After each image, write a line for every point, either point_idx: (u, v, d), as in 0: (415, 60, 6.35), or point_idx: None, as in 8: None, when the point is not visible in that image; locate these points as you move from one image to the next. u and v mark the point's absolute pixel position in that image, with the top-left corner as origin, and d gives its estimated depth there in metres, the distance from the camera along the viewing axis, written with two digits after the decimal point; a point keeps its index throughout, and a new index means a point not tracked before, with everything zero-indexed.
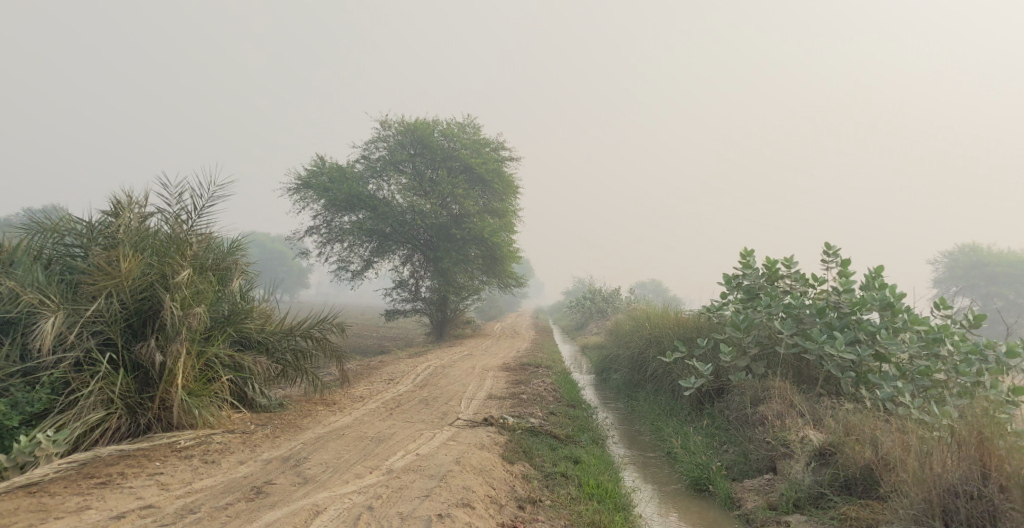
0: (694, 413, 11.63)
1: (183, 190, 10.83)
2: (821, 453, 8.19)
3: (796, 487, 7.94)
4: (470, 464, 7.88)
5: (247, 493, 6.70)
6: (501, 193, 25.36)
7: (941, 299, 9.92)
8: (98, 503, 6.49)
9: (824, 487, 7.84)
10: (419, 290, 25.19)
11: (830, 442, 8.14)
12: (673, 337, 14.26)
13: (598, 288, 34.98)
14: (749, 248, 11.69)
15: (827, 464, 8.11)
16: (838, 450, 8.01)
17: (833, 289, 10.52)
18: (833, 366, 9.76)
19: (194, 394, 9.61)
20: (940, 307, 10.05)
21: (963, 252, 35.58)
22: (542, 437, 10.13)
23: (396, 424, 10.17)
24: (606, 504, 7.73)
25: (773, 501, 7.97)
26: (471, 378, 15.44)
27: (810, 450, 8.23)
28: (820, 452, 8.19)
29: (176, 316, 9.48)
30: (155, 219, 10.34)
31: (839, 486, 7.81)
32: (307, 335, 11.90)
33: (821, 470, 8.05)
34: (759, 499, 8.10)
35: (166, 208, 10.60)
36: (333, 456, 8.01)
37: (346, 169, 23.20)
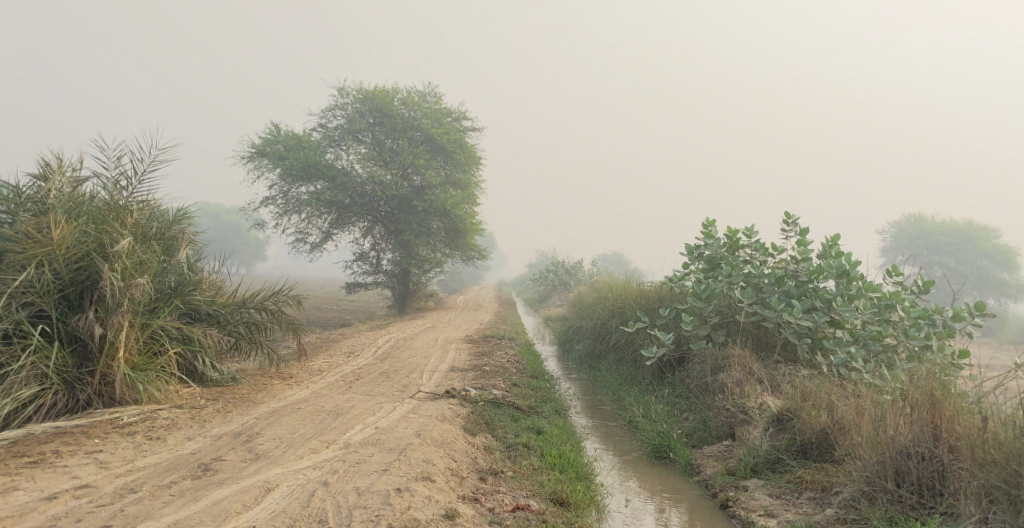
0: (657, 382, 11.57)
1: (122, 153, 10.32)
2: (778, 419, 8.07)
3: (755, 451, 7.84)
4: (431, 436, 7.66)
5: (193, 471, 6.40)
6: (463, 164, 24.97)
7: (893, 266, 9.82)
8: (27, 484, 6.12)
9: (779, 451, 7.71)
10: (380, 263, 24.78)
11: (786, 407, 8.03)
12: (635, 307, 14.20)
13: (561, 260, 34.89)
14: (711, 218, 11.60)
15: (784, 429, 7.98)
16: (795, 416, 7.88)
17: (792, 258, 10.46)
18: (790, 334, 9.69)
19: (137, 369, 9.29)
20: (892, 274, 9.93)
21: (909, 222, 36.34)
22: (504, 409, 9.96)
23: (355, 397, 9.91)
24: (567, 474, 7.51)
25: (731, 466, 7.84)
26: (433, 350, 15.21)
27: (768, 416, 8.12)
28: (778, 418, 8.06)
29: (117, 287, 9.05)
30: (91, 184, 9.94)
31: (795, 451, 7.66)
32: (261, 307, 11.52)
33: (779, 435, 7.94)
34: (717, 465, 7.98)
35: (102, 172, 10.10)
36: (287, 430, 7.73)
37: (303, 138, 22.59)
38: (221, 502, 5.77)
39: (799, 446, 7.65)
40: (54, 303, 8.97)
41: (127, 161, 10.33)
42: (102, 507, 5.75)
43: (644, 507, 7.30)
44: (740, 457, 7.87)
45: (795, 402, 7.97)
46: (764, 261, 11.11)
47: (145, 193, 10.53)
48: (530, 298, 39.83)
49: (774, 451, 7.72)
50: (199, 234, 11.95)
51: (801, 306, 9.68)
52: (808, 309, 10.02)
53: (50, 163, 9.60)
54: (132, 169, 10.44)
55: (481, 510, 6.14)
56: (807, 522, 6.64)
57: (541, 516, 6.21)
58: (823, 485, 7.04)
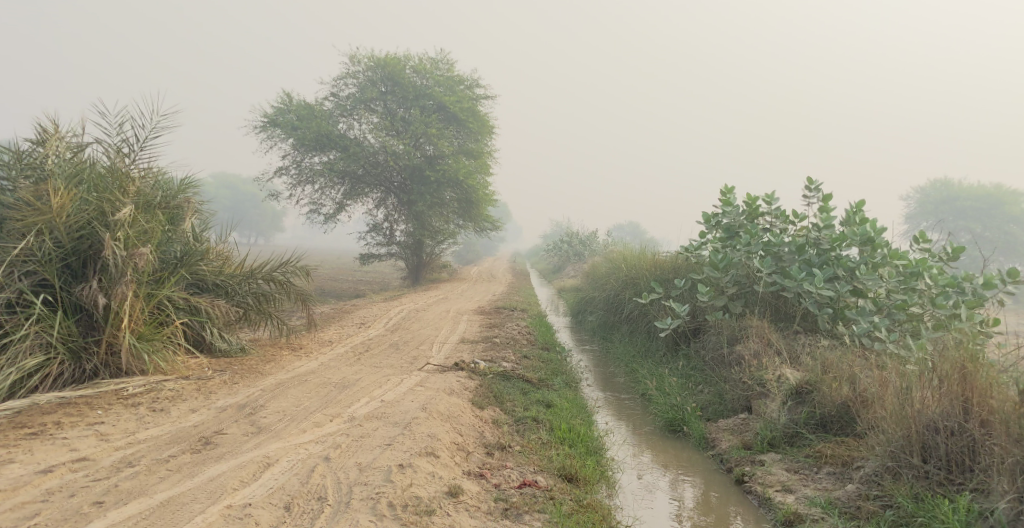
0: (672, 354, 11.33)
1: (124, 119, 10.07)
2: (798, 392, 7.80)
3: (773, 424, 7.57)
4: (437, 410, 7.48)
5: (192, 445, 6.24)
6: (477, 133, 24.57)
7: (920, 232, 9.49)
8: (23, 457, 5.98)
9: (798, 425, 7.45)
10: (393, 234, 24.53)
11: (806, 380, 7.78)
12: (651, 278, 13.91)
13: (576, 231, 34.52)
14: (730, 185, 11.27)
15: (804, 403, 7.71)
16: (815, 389, 7.62)
17: (814, 225, 10.11)
18: (811, 303, 9.39)
19: (144, 338, 9.14)
20: (919, 240, 9.60)
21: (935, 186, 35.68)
22: (514, 381, 9.78)
23: (363, 369, 9.75)
24: (577, 449, 7.30)
25: (748, 440, 7.58)
26: (445, 321, 15.05)
27: (787, 389, 7.86)
28: (797, 391, 7.80)
29: (120, 255, 8.88)
30: (93, 150, 9.72)
31: (813, 424, 7.41)
32: (269, 278, 11.34)
33: (798, 409, 7.67)
34: (733, 439, 7.74)
35: (103, 139, 9.87)
36: (292, 403, 7.56)
37: (314, 107, 22.29)
38: (218, 478, 5.61)
39: (818, 420, 7.42)
40: (57, 271, 8.82)
41: (130, 127, 10.11)
42: (96, 482, 5.60)
43: (656, 482, 7.08)
44: (756, 431, 7.62)
45: (815, 375, 7.71)
46: (784, 229, 10.75)
47: (148, 163, 10.25)
48: (545, 269, 39.56)
49: (793, 424, 7.48)
50: (205, 203, 11.73)
51: (822, 275, 9.39)
52: (830, 278, 9.70)
53: (48, 128, 9.38)
54: (136, 136, 10.23)
55: (486, 487, 5.95)
56: (826, 499, 6.38)
57: (549, 492, 6.01)
58: (843, 460, 6.79)
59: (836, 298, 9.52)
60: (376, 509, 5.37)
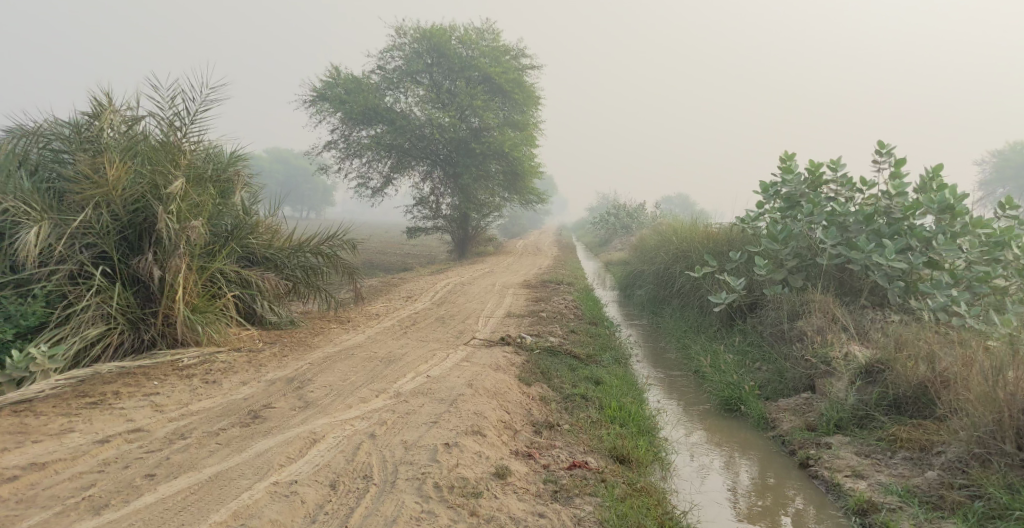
0: (726, 331, 10.98)
1: (175, 93, 10.03)
2: (867, 371, 7.41)
3: (841, 405, 7.20)
4: (483, 386, 7.32)
5: (243, 417, 6.12)
6: (522, 105, 24.19)
7: (1008, 198, 9.09)
8: (82, 426, 5.83)
9: (867, 406, 7.06)
10: (440, 207, 24.51)
11: (879, 358, 7.33)
12: (703, 252, 13.50)
13: (623, 203, 34.01)
14: (791, 151, 10.81)
15: (874, 383, 7.31)
16: (887, 368, 7.21)
17: (884, 193, 9.63)
18: (881, 276, 9.08)
19: (198, 311, 9.17)
20: (1005, 207, 9.24)
21: (1017, 151, 33.78)
22: (562, 357, 9.57)
23: (409, 343, 9.62)
24: (629, 428, 7.07)
25: (811, 421, 7.24)
26: (491, 295, 14.91)
27: (855, 368, 7.46)
28: (867, 370, 7.40)
29: (173, 229, 8.89)
30: (147, 124, 9.64)
31: (885, 406, 7.01)
32: (317, 252, 11.27)
33: (867, 389, 7.27)
34: (795, 420, 7.40)
35: (157, 113, 9.80)
36: (340, 377, 7.43)
37: (361, 80, 22.17)
38: (264, 454, 5.51)
39: (890, 401, 7.01)
40: (115, 244, 8.87)
41: (181, 101, 10.06)
42: (150, 453, 5.50)
43: (711, 463, 6.84)
44: (821, 412, 7.26)
45: (886, 353, 7.29)
46: (850, 198, 10.27)
47: (200, 136, 10.23)
48: (591, 242, 39.14)
49: (862, 405, 7.10)
50: (253, 176, 11.67)
51: (894, 247, 9.02)
52: (904, 249, 9.35)
53: (102, 101, 9.28)
54: (188, 110, 10.18)
55: (534, 468, 5.78)
56: (904, 487, 6.01)
57: (600, 474, 5.81)
58: (921, 445, 6.38)
59: (910, 270, 9.20)
60: (422, 491, 5.24)
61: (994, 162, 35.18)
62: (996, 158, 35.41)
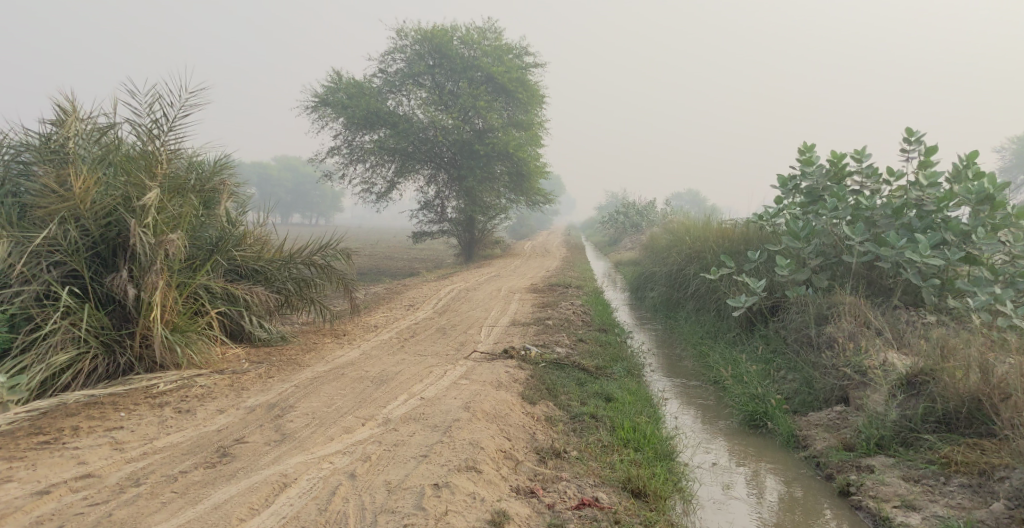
0: (747, 337, 10.32)
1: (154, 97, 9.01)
2: (910, 383, 6.64)
3: (881, 420, 6.47)
4: (481, 409, 6.62)
5: (206, 457, 5.48)
6: (527, 104, 23.47)
7: None
8: (23, 473, 5.26)
9: (910, 423, 6.33)
10: (445, 211, 23.87)
11: (923, 367, 6.56)
12: (719, 252, 12.76)
13: (632, 201, 33.24)
14: (810, 141, 10.20)
15: (918, 396, 6.55)
16: (934, 379, 6.43)
17: (915, 184, 9.04)
18: (914, 275, 8.41)
19: (178, 330, 8.24)
20: None
21: None
22: (570, 371, 8.88)
23: (406, 359, 8.91)
24: (644, 454, 6.38)
25: (849, 440, 6.52)
26: (496, 302, 14.23)
27: (895, 379, 6.73)
28: (909, 382, 6.64)
29: (148, 244, 8.00)
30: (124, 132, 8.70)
31: (932, 422, 6.28)
32: (310, 262, 10.33)
33: (912, 402, 6.52)
34: (830, 438, 6.65)
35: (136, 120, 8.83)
36: (324, 402, 6.64)
37: (363, 84, 21.56)
38: (224, 505, 4.89)
39: (937, 415, 6.28)
40: (87, 261, 8.09)
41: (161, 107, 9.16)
42: (93, 508, 4.91)
43: (738, 489, 6.13)
44: (859, 429, 6.52)
45: (933, 360, 6.52)
46: (877, 189, 9.69)
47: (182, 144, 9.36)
48: (600, 242, 38.34)
49: (904, 421, 6.37)
50: (242, 184, 10.82)
51: (928, 242, 8.29)
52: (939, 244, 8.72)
53: (67, 110, 8.56)
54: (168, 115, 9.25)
55: (538, 509, 5.14)
56: (966, 522, 5.29)
57: (613, 515, 5.17)
58: (980, 469, 5.67)
59: (946, 267, 8.52)
60: None
61: (1010, 148, 34.22)
62: (1010, 145, 34.38)
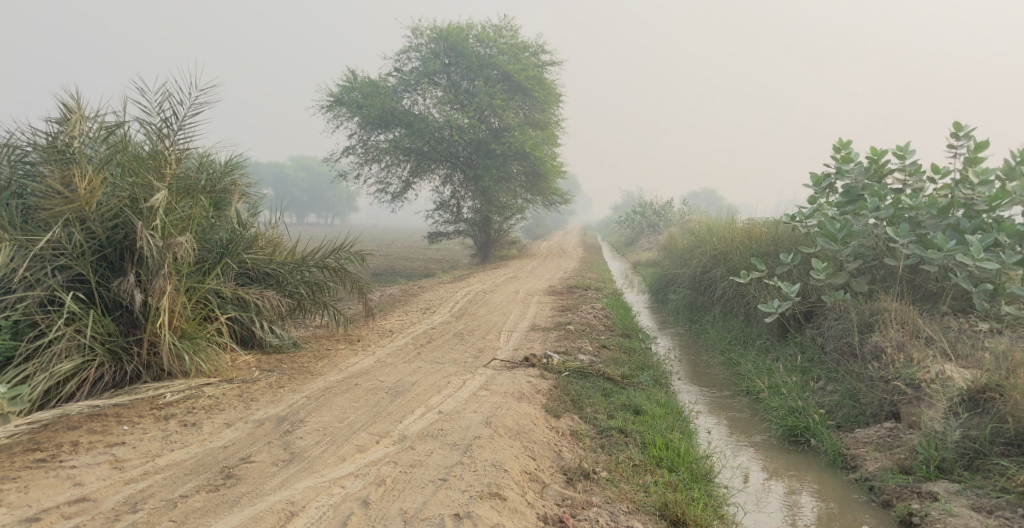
0: (781, 343, 10.24)
1: (165, 96, 8.39)
2: (972, 400, 6.65)
3: (940, 440, 6.51)
4: (503, 424, 6.19)
5: (209, 479, 5.10)
6: (543, 103, 23.04)
7: None
8: (14, 497, 4.88)
9: (975, 443, 6.36)
10: (461, 211, 23.46)
11: (983, 384, 6.61)
12: (747, 254, 12.27)
13: (649, 201, 32.68)
14: (847, 139, 10.32)
15: (982, 413, 6.56)
16: (1001, 396, 6.45)
17: (966, 183, 9.31)
18: (966, 279, 8.64)
19: (186, 337, 7.56)
20: None
21: None
22: (594, 380, 8.44)
23: (423, 366, 8.47)
24: (680, 475, 6.19)
25: (906, 463, 6.55)
26: (514, 305, 13.80)
27: (957, 395, 6.70)
28: (972, 398, 6.64)
29: (155, 247, 7.33)
30: (134, 131, 8.07)
31: (1001, 444, 6.29)
32: (323, 265, 9.60)
33: (975, 421, 6.54)
34: (884, 460, 6.70)
35: (145, 119, 8.19)
36: (336, 416, 6.14)
37: (379, 82, 21.17)
38: None
39: (1002, 435, 6.31)
40: (93, 265, 7.44)
41: (171, 106, 8.42)
42: None
43: (777, 504, 6.26)
44: (917, 450, 6.56)
45: (995, 375, 6.57)
46: (919, 187, 9.88)
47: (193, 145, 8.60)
48: (616, 242, 37.81)
49: (969, 441, 6.40)
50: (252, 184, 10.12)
51: (981, 245, 8.54)
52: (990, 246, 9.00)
53: (71, 106, 7.78)
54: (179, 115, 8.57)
55: None
56: None
57: None
58: None
59: (999, 272, 8.70)
60: None
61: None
62: None
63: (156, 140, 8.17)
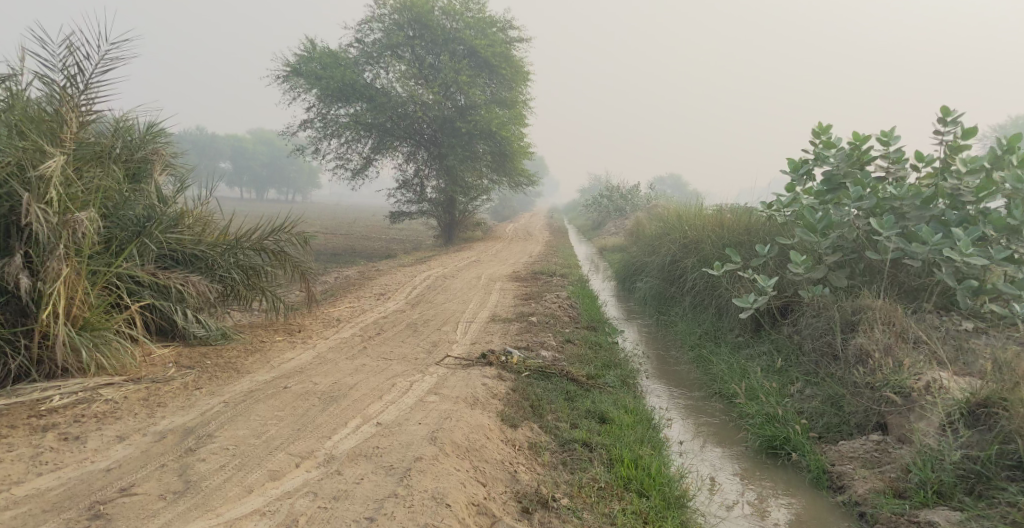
0: (754, 340, 9.62)
1: (70, 50, 7.25)
2: (972, 414, 6.01)
3: (937, 460, 5.86)
4: (450, 440, 5.38)
5: (72, 519, 4.34)
6: (511, 81, 22.08)
7: None
8: None
9: (976, 465, 5.72)
10: (424, 190, 22.44)
11: (984, 398, 5.98)
12: (721, 244, 11.56)
13: (616, 185, 31.93)
14: (829, 124, 9.72)
15: (981, 428, 5.93)
16: (1003, 411, 5.82)
17: (952, 171, 8.74)
18: (951, 275, 8.16)
19: (87, 329, 6.38)
20: None
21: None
22: (557, 381, 7.65)
23: (368, 363, 7.58)
24: (651, 501, 5.48)
25: (899, 485, 5.92)
26: (474, 291, 12.93)
27: (956, 407, 6.07)
28: (971, 412, 6.01)
29: (47, 226, 6.20)
30: (31, 87, 6.87)
31: (1007, 467, 5.64)
32: (260, 247, 8.17)
33: (976, 438, 5.88)
34: (873, 481, 6.08)
35: (46, 75, 7.03)
36: (252, 429, 5.27)
37: (338, 53, 19.97)
38: None
39: (1006, 456, 5.67)
40: None
41: (77, 61, 7.27)
42: None
43: None
44: (911, 470, 5.93)
45: (997, 386, 5.95)
46: (903, 175, 9.31)
47: (109, 107, 7.33)
48: (584, 225, 37.06)
49: (969, 461, 5.76)
50: (178, 154, 8.60)
51: (969, 240, 8.03)
52: (976, 239, 8.51)
53: None
54: (87, 72, 7.35)
55: None
56: None
57: None
58: None
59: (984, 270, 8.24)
60: None
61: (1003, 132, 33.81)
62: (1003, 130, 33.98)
63: (61, 99, 6.81)
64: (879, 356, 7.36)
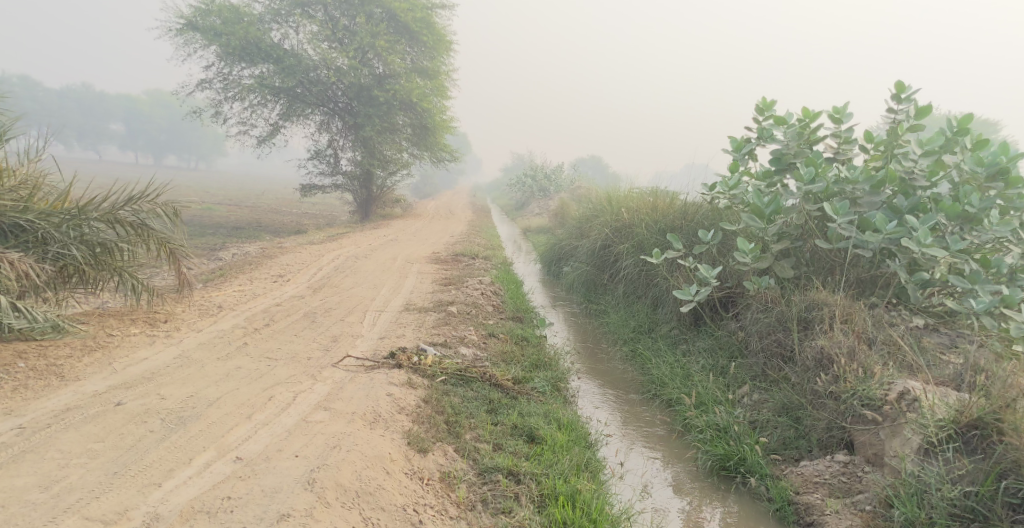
0: (693, 336, 8.68)
1: None
2: (964, 437, 5.14)
3: (924, 493, 5.08)
4: (334, 483, 4.55)
5: None
6: (433, 49, 20.48)
7: None
8: None
9: (972, 500, 4.92)
10: (338, 162, 20.58)
11: (976, 418, 5.11)
12: (657, 229, 10.52)
13: (542, 164, 30.72)
14: (774, 99, 8.79)
15: (978, 452, 5.07)
16: (991, 438, 5.03)
17: (906, 153, 7.86)
18: (903, 267, 7.22)
19: None
20: None
21: None
22: (478, 388, 6.42)
23: (245, 365, 6.18)
24: None
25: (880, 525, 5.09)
26: (388, 275, 11.52)
27: (947, 430, 5.17)
28: (964, 436, 5.13)
29: None
30: None
31: (1009, 506, 4.85)
32: (112, 220, 6.50)
33: (962, 470, 5.04)
34: (851, 519, 5.26)
35: None
36: (42, 476, 4.39)
37: (240, 8, 17.79)
38: None
39: (1008, 493, 4.86)
40: None
41: None
42: None
43: None
44: (893, 504, 5.14)
45: (990, 405, 5.08)
46: (850, 157, 8.44)
47: None
48: (509, 204, 35.74)
49: (964, 497, 4.96)
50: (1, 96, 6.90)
51: (926, 228, 7.13)
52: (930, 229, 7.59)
53: None
54: None
55: None
56: None
57: None
58: None
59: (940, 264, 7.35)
60: None
61: None
62: None
63: None
64: (842, 360, 6.14)
